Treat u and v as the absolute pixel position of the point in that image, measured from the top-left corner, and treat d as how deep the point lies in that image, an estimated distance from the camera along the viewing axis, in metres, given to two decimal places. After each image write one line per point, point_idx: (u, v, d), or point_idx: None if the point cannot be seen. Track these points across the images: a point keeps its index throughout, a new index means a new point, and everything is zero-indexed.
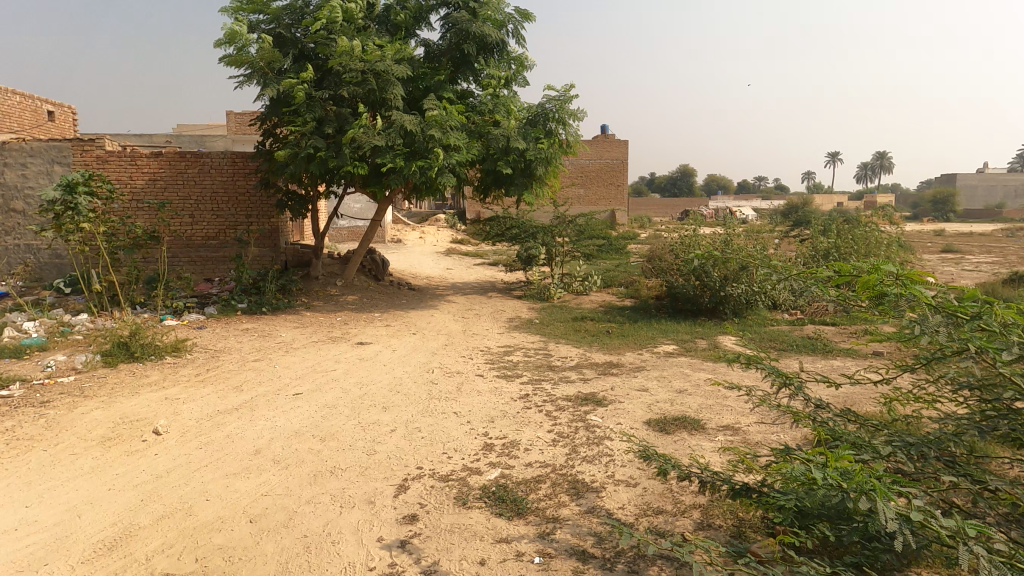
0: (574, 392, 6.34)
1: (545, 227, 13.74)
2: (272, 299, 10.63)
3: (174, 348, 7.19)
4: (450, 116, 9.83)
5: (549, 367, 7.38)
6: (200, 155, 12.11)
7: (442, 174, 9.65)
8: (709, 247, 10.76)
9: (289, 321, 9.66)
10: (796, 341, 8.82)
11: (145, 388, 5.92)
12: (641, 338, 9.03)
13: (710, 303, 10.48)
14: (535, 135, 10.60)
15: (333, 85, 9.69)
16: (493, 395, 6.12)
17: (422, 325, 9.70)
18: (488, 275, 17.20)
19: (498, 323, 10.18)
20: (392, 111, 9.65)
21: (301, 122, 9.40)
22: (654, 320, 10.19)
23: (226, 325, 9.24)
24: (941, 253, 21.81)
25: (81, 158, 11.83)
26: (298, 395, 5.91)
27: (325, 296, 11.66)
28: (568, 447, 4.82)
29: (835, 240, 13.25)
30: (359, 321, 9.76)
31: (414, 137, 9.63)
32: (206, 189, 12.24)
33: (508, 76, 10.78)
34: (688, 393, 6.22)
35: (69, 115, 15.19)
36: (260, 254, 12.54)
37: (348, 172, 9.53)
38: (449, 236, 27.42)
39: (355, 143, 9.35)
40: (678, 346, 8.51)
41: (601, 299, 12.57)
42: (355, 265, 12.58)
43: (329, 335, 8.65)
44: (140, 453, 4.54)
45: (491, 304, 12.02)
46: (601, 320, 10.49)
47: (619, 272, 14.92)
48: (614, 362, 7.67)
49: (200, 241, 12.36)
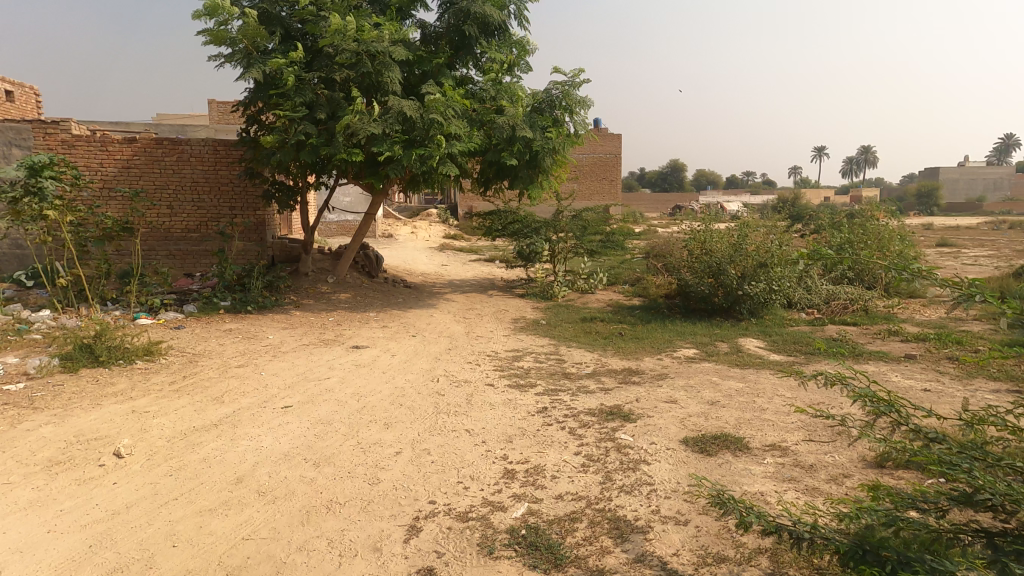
0: (596, 405, 5.73)
1: (547, 223, 13.12)
2: (257, 296, 9.88)
3: (146, 352, 6.45)
4: (452, 102, 9.12)
5: (564, 375, 6.76)
6: (179, 142, 11.31)
7: (443, 164, 8.95)
8: (723, 241, 10.16)
9: (277, 321, 8.93)
10: (822, 343, 8.24)
11: (110, 399, 5.20)
12: (657, 341, 8.42)
13: (725, 302, 9.89)
14: (542, 124, 9.91)
15: (324, 68, 8.94)
16: (507, 409, 5.49)
17: (421, 326, 9.01)
18: (486, 272, 16.55)
19: (503, 324, 9.54)
20: (389, 95, 8.93)
21: (289, 107, 8.65)
22: (667, 322, 9.57)
23: (207, 325, 8.50)
24: (937, 248, 21.35)
25: (47, 140, 10.97)
26: (287, 408, 5.23)
27: (315, 294, 10.94)
28: (600, 474, 4.20)
29: (847, 234, 12.72)
30: (353, 322, 9.05)
31: (413, 123, 8.92)
32: (185, 177, 11.45)
33: (513, 61, 10.08)
34: (722, 406, 5.64)
35: (32, 96, 14.29)
36: (245, 249, 11.77)
37: (342, 161, 8.81)
38: (442, 231, 26.71)
39: (350, 130, 8.61)
40: (698, 351, 7.91)
41: (607, 298, 11.96)
42: (348, 261, 11.86)
43: (322, 338, 7.94)
44: (96, 482, 3.84)
45: (493, 303, 11.36)
46: (612, 321, 9.86)
47: (624, 270, 14.33)
48: (634, 370, 7.05)
49: (180, 233, 11.56)
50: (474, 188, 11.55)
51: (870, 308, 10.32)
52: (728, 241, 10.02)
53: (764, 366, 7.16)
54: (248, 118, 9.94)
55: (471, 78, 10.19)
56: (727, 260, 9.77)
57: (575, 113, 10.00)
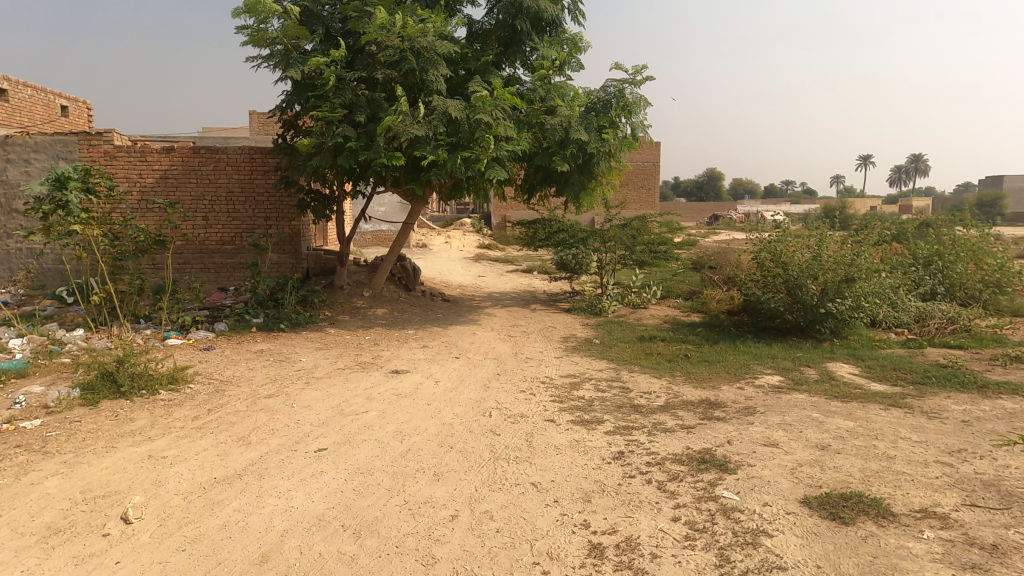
0: (682, 448, 4.79)
1: (595, 231, 12.24)
2: (292, 312, 9.30)
3: (171, 380, 5.83)
4: (501, 102, 8.39)
5: (634, 408, 5.83)
6: (216, 151, 10.93)
7: (491, 168, 8.26)
8: (799, 247, 9.02)
9: (309, 340, 8.28)
10: (928, 369, 7.09)
11: (125, 441, 4.53)
12: (732, 366, 7.41)
13: (804, 321, 8.79)
14: (598, 125, 9.08)
15: (365, 66, 8.33)
16: (577, 454, 4.60)
17: (465, 346, 8.22)
18: (525, 283, 15.72)
19: (553, 343, 8.68)
20: (433, 95, 8.27)
21: (328, 108, 8.06)
22: (739, 343, 8.53)
23: (237, 345, 7.92)
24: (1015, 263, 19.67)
25: (91, 152, 10.69)
26: (321, 453, 4.49)
27: (351, 309, 10.33)
28: (712, 553, 3.31)
29: (931, 242, 11.46)
30: (392, 341, 8.35)
31: (458, 125, 8.24)
32: (221, 188, 11.03)
33: (567, 58, 9.29)
34: (838, 452, 4.64)
35: (84, 111, 14.13)
36: (279, 261, 11.28)
37: (382, 166, 8.19)
38: (477, 241, 26.11)
39: (391, 133, 7.98)
40: (784, 378, 6.87)
41: (662, 313, 10.95)
42: (384, 274, 11.23)
43: (358, 361, 7.22)
44: (96, 563, 3.13)
45: (538, 318, 10.50)
46: (675, 340, 8.87)
47: (676, 282, 13.30)
48: (715, 402, 6.06)
49: (214, 245, 11.13)
50: (518, 195, 10.80)
51: (970, 329, 9.09)
52: (806, 251, 8.94)
53: (868, 397, 6.08)
54: (285, 123, 9.43)
55: (520, 76, 9.46)
56: (806, 273, 8.67)
57: (635, 113, 9.10)
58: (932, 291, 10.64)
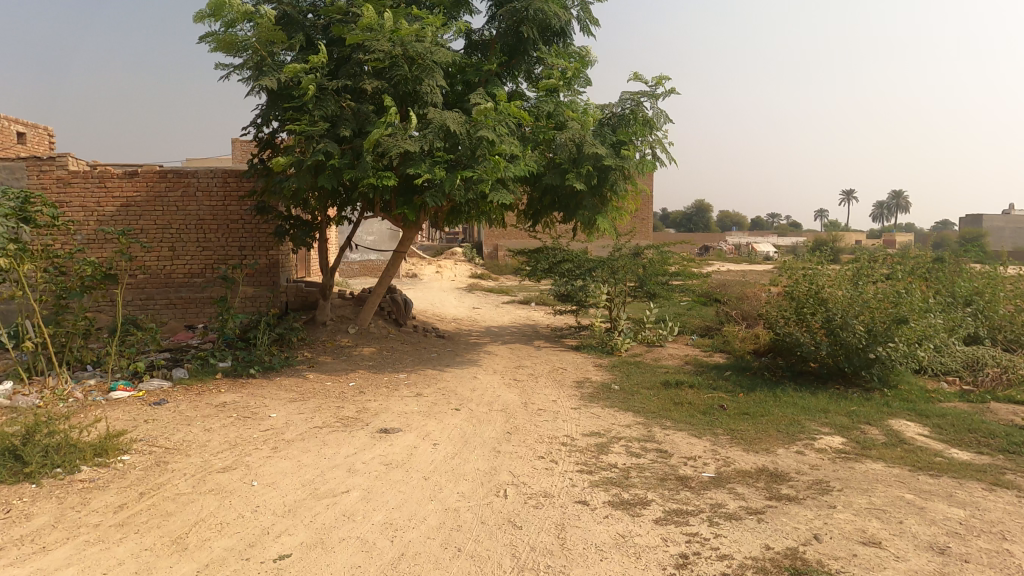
0: (760, 549, 3.65)
1: (603, 261, 11.26)
2: (265, 353, 8.14)
3: (98, 452, 4.62)
4: (506, 115, 7.46)
5: (682, 483, 4.70)
6: (184, 174, 10.16)
7: (495, 190, 7.28)
8: (840, 281, 8.03)
9: (281, 390, 7.08)
10: (1011, 431, 6.03)
11: (7, 556, 3.30)
12: (781, 422, 6.31)
13: (849, 366, 7.76)
14: (614, 142, 8.15)
15: (351, 75, 7.38)
16: (626, 561, 3.45)
17: (466, 395, 7.05)
18: (524, 316, 14.65)
19: (566, 390, 7.56)
20: (429, 107, 7.33)
21: (308, 121, 7.08)
22: (778, 391, 7.47)
23: (195, 397, 6.72)
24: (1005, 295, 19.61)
25: (42, 178, 9.84)
26: (281, 564, 3.30)
27: (334, 349, 9.19)
28: None
29: (969, 278, 10.58)
30: (380, 389, 7.18)
31: (457, 141, 7.28)
32: (190, 215, 10.25)
33: (578, 70, 8.44)
34: (968, 562, 3.51)
35: (45, 137, 13.05)
36: (253, 295, 10.39)
37: (370, 187, 7.19)
38: (469, 270, 25.13)
39: (380, 149, 7.01)
40: (848, 440, 5.78)
41: (682, 353, 9.89)
42: (372, 308, 10.10)
43: (339, 417, 6.01)
44: None
45: (544, 359, 9.39)
46: (705, 388, 7.78)
47: (690, 318, 12.31)
48: (776, 473, 4.95)
49: (181, 278, 10.25)
50: (521, 221, 9.83)
51: None
52: (846, 286, 7.97)
53: (960, 470, 5.01)
54: (261, 140, 8.43)
55: (525, 90, 8.59)
56: (852, 313, 7.65)
57: (655, 129, 8.19)
58: (974, 334, 9.71)
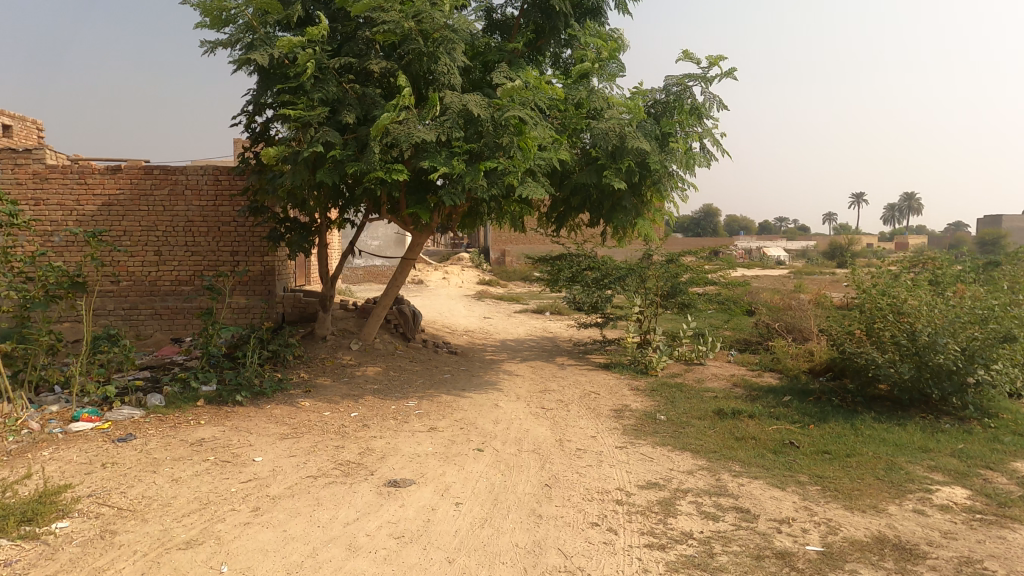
0: None
1: (633, 269, 10.15)
2: (254, 375, 6.96)
3: (25, 520, 3.57)
4: (535, 99, 6.41)
5: (789, 564, 3.56)
6: (171, 171, 9.20)
7: (523, 185, 6.26)
8: (922, 292, 6.90)
9: (270, 423, 5.96)
10: None
11: None
12: (876, 465, 5.17)
13: (938, 392, 6.60)
14: (657, 133, 7.07)
15: (356, 52, 6.35)
16: None
17: (489, 429, 5.97)
18: (541, 328, 13.56)
19: (605, 421, 6.45)
20: (445, 90, 6.29)
21: (304, 104, 6.04)
22: (857, 423, 6.30)
23: (168, 430, 5.66)
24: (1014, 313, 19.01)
25: (15, 173, 8.87)
26: None
27: (335, 368, 8.15)
28: None
29: None
30: (389, 421, 6.10)
31: (479, 128, 6.24)
32: (178, 216, 9.27)
33: (614, 50, 7.36)
34: None
35: (32, 131, 12.10)
36: (247, 306, 9.42)
37: (377, 182, 6.17)
38: (477, 276, 24.09)
39: (389, 138, 5.99)
40: (974, 493, 4.64)
41: (726, 373, 8.77)
42: (377, 321, 9.06)
43: (338, 462, 4.93)
44: None
45: (572, 380, 8.28)
46: (766, 418, 6.64)
47: (726, 332, 11.19)
48: (904, 545, 3.81)
49: (168, 286, 9.32)
50: (543, 225, 8.76)
51: None
52: (931, 298, 6.84)
53: None
54: (254, 130, 7.43)
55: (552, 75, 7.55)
56: (942, 331, 6.48)
57: (704, 118, 7.10)
58: None
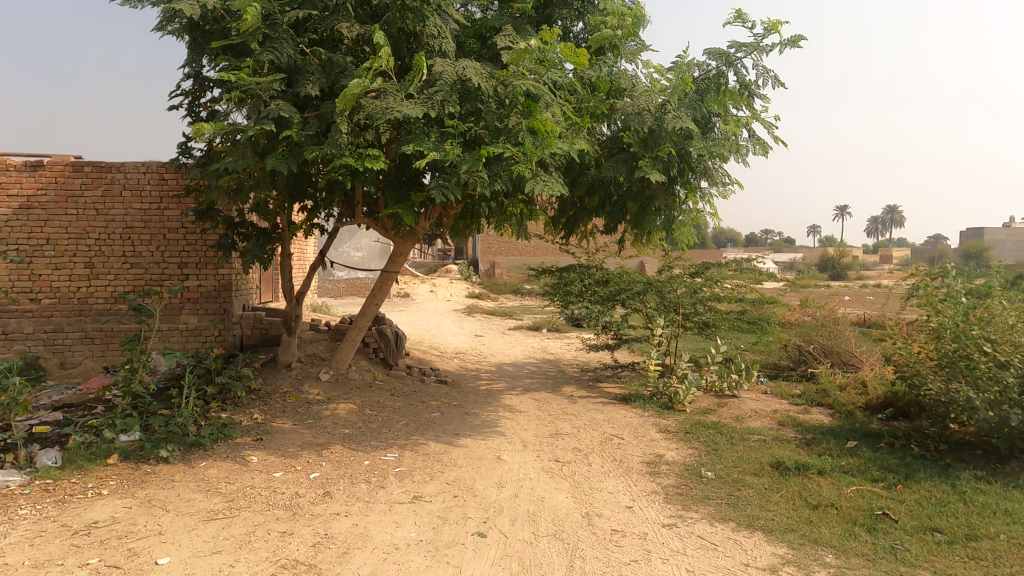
0: None
1: (651, 283, 8.79)
2: (191, 420, 5.49)
3: None
4: (550, 72, 5.11)
5: None
6: (106, 168, 7.71)
7: (534, 178, 4.91)
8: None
9: (199, 493, 4.44)
10: None
11: None
12: (1019, 557, 3.77)
13: None
14: (697, 117, 5.80)
15: (321, 8, 4.96)
16: None
17: (491, 498, 4.51)
18: (540, 348, 12.12)
19: (640, 481, 5.02)
20: (436, 57, 4.95)
21: (252, 71, 4.64)
22: (959, 483, 4.95)
23: (51, 508, 4.13)
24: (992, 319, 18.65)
25: None
26: None
27: (297, 404, 6.65)
28: None
29: None
30: (357, 488, 4.61)
31: (478, 103, 4.89)
32: (114, 221, 7.77)
33: (640, 18, 6.09)
34: None
35: None
36: (197, 327, 7.90)
37: (345, 172, 4.78)
38: (467, 288, 22.65)
39: (362, 114, 4.61)
40: None
41: (767, 408, 7.41)
42: (352, 346, 7.56)
43: (278, 565, 3.45)
44: None
45: (587, 419, 6.83)
46: (839, 473, 5.27)
47: (754, 355, 9.83)
48: None
49: (101, 303, 7.78)
50: (551, 231, 7.41)
51: None
52: None
53: None
54: (198, 113, 6.02)
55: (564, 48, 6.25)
56: None
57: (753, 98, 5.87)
58: None
